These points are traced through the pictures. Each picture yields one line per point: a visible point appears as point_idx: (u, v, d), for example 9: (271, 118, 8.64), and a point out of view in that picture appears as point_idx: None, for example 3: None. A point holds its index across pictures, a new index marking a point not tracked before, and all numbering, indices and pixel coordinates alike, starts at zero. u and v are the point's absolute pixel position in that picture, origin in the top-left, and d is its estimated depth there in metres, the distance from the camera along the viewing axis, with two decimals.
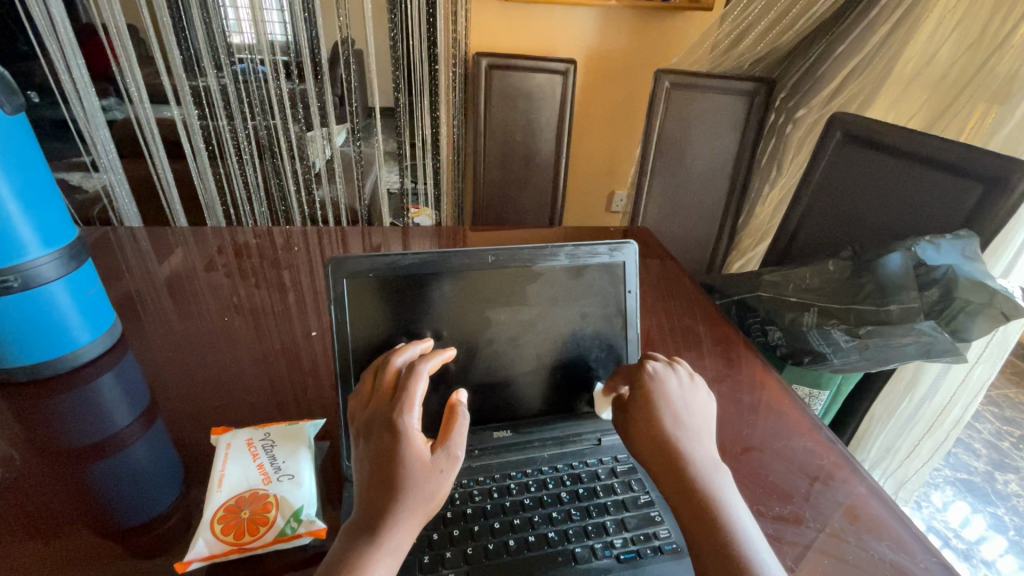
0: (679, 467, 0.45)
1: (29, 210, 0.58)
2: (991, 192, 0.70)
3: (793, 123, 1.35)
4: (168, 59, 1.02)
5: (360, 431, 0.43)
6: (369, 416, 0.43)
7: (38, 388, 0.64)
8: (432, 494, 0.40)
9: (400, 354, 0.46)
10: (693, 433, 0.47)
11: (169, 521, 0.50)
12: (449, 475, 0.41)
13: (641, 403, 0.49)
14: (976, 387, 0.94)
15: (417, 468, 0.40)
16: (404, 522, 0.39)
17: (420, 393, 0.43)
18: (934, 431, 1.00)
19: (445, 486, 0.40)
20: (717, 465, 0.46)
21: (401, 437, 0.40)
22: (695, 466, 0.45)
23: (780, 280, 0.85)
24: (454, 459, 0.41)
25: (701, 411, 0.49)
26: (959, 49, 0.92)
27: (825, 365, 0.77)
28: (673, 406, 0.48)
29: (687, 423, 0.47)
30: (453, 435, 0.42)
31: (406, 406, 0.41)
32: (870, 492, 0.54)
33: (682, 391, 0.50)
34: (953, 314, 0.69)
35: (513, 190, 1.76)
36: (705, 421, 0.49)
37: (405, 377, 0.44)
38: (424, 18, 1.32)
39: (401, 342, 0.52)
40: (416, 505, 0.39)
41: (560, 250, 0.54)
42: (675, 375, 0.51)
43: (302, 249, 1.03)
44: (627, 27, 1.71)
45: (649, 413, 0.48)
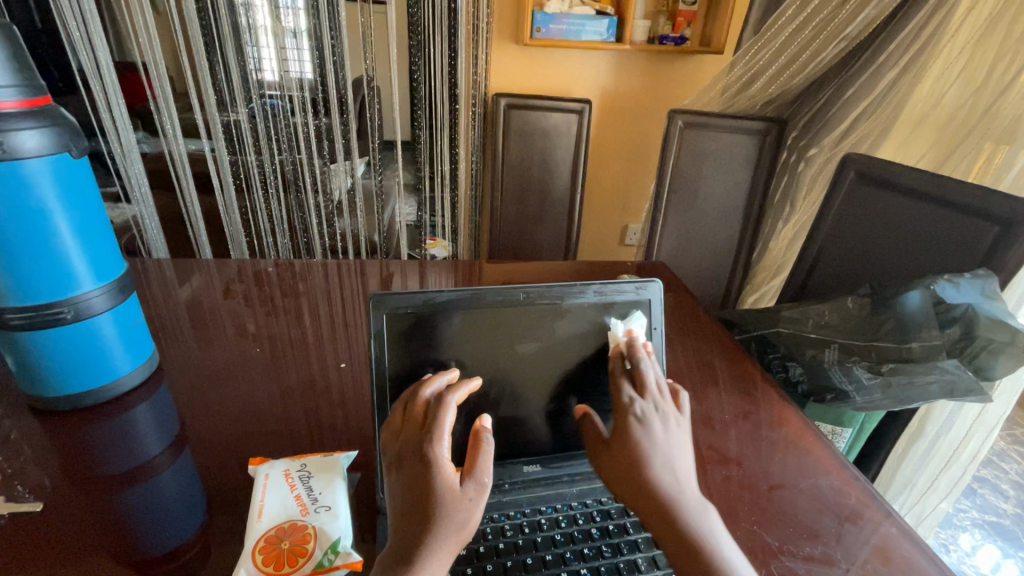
0: (667, 516, 0.44)
1: (85, 247, 0.61)
2: (1007, 233, 0.71)
3: (805, 161, 1.38)
4: (201, 97, 1.08)
5: (392, 461, 0.44)
6: (401, 447, 0.44)
7: (78, 416, 0.66)
8: (463, 524, 0.40)
9: (430, 384, 0.47)
10: (681, 481, 0.46)
11: (192, 550, 0.51)
12: (478, 505, 0.41)
13: (628, 453, 0.46)
14: (993, 423, 0.94)
15: (447, 497, 0.40)
16: (438, 553, 0.39)
17: (449, 422, 0.44)
18: (951, 467, 0.99)
19: (476, 514, 0.41)
20: (707, 505, 0.46)
21: (432, 467, 0.41)
22: (687, 510, 0.45)
23: (799, 316, 0.86)
24: (482, 486, 0.42)
25: (684, 449, 0.48)
26: (965, 93, 0.95)
27: (847, 404, 0.76)
28: (658, 453, 0.46)
29: (676, 470, 0.46)
30: (480, 463, 0.43)
31: (436, 437, 0.42)
32: (900, 532, 0.54)
33: (667, 432, 0.48)
34: (975, 352, 0.70)
35: (528, 223, 1.79)
36: (691, 460, 0.47)
37: (434, 408, 0.45)
38: (446, 62, 1.39)
39: (426, 373, 0.53)
40: (449, 533, 0.40)
41: (589, 288, 0.56)
42: (660, 414, 0.48)
43: (327, 281, 1.06)
44: (640, 69, 1.78)
45: (637, 464, 0.46)
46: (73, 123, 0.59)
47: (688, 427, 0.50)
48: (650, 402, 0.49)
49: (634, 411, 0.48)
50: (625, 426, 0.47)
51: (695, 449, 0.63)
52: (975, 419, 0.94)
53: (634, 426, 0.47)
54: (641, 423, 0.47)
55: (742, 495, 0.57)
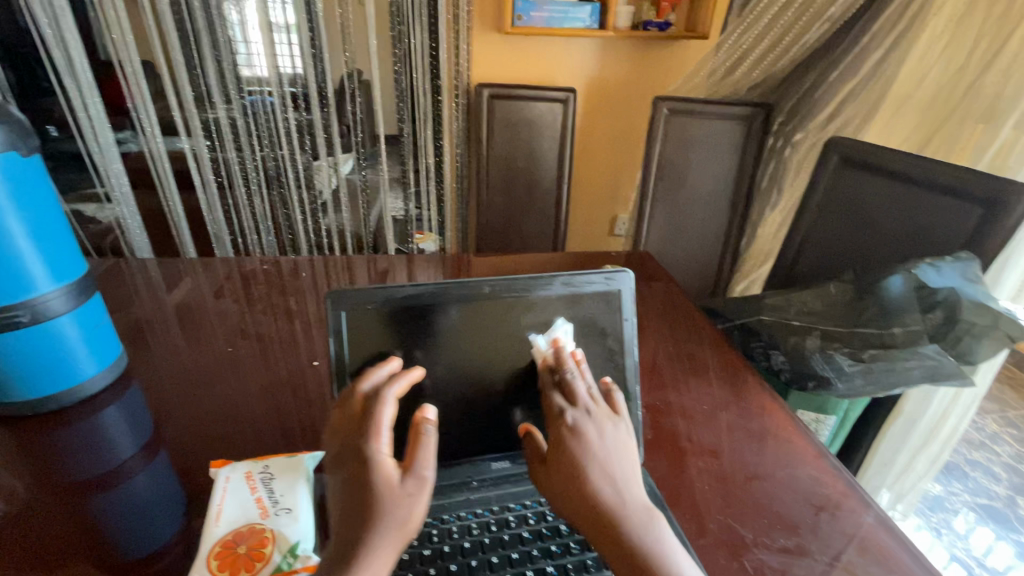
0: (609, 525, 0.41)
1: (40, 247, 0.60)
2: (990, 214, 0.70)
3: (792, 147, 1.36)
4: (178, 93, 1.06)
5: (333, 460, 0.43)
6: (341, 446, 0.43)
7: (44, 421, 0.65)
8: (406, 519, 0.39)
9: (368, 378, 0.46)
10: (623, 487, 0.43)
11: (169, 554, 0.50)
12: (420, 498, 0.39)
13: (563, 466, 0.43)
14: (969, 402, 0.94)
15: (385, 494, 0.39)
16: (379, 552, 0.38)
17: (387, 417, 0.42)
18: (930, 445, 1.00)
19: (418, 510, 0.39)
20: (653, 509, 0.42)
21: (367, 463, 0.40)
22: (626, 517, 0.41)
23: (783, 303, 0.84)
24: (424, 481, 0.40)
25: (626, 455, 0.45)
26: (947, 73, 0.94)
27: (829, 391, 0.74)
28: (597, 458, 0.43)
29: (617, 477, 0.43)
30: (420, 455, 0.41)
31: (374, 431, 0.41)
32: (878, 522, 0.53)
33: (605, 438, 0.45)
34: (958, 337, 0.69)
35: (517, 216, 1.77)
36: (633, 465, 0.44)
37: (373, 404, 0.43)
38: (427, 52, 1.37)
39: (395, 355, 0.52)
40: (391, 530, 0.38)
41: (556, 279, 0.54)
42: (594, 417, 0.46)
43: (307, 277, 1.04)
44: (626, 56, 1.75)
45: (574, 477, 0.42)
46: (23, 121, 0.58)
47: (629, 432, 0.47)
48: (582, 409, 0.46)
49: (565, 422, 0.45)
50: (557, 438, 0.44)
51: (674, 441, 0.62)
52: (952, 399, 0.94)
53: (567, 437, 0.44)
54: (574, 433, 0.44)
55: (719, 488, 0.55)
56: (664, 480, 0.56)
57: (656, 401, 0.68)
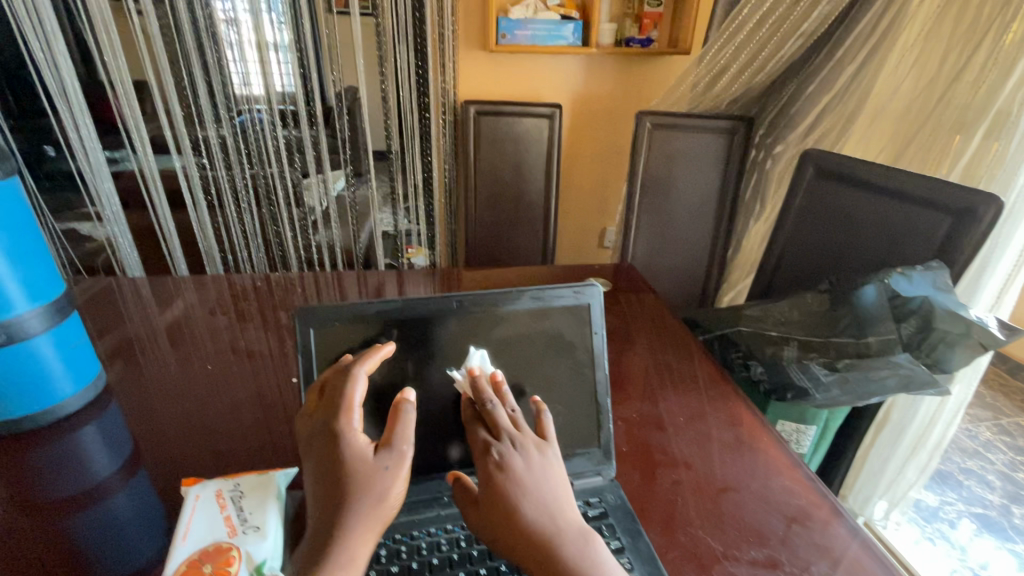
0: (545, 553, 0.41)
1: (18, 267, 0.60)
2: (960, 223, 0.71)
3: (773, 159, 1.38)
4: (170, 114, 1.07)
5: (304, 443, 0.43)
6: (310, 428, 0.43)
7: (22, 441, 0.65)
8: (383, 494, 0.39)
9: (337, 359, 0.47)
10: (555, 514, 0.43)
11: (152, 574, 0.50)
12: (396, 473, 0.40)
13: (494, 503, 0.43)
14: (955, 407, 0.93)
15: (361, 470, 0.40)
16: (357, 527, 0.38)
17: (359, 394, 0.43)
18: (918, 452, 0.99)
19: (396, 483, 0.40)
20: (587, 530, 0.43)
21: (340, 440, 0.40)
22: (560, 542, 0.42)
23: (761, 315, 0.84)
24: (402, 455, 0.41)
25: (556, 481, 0.44)
26: (919, 85, 0.96)
27: (808, 401, 0.74)
28: (526, 492, 0.43)
29: (549, 505, 0.43)
30: (397, 431, 0.42)
31: (346, 409, 0.42)
32: (850, 532, 0.53)
33: (533, 468, 0.44)
34: (933, 345, 0.70)
35: (505, 231, 1.78)
36: (564, 491, 0.44)
37: (343, 382, 0.44)
38: (414, 70, 1.39)
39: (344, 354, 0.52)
40: (369, 505, 0.39)
41: (524, 293, 0.55)
42: (521, 449, 0.44)
43: (292, 292, 1.05)
44: (611, 72, 1.78)
45: (504, 513, 0.42)
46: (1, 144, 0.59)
47: (557, 455, 0.46)
48: (508, 442, 0.44)
49: (490, 457, 0.44)
50: (485, 473, 0.43)
51: (649, 453, 0.62)
52: (937, 404, 0.94)
53: (495, 472, 0.43)
54: (501, 468, 0.43)
55: (691, 500, 0.56)
56: (638, 493, 0.56)
57: (633, 413, 0.69)
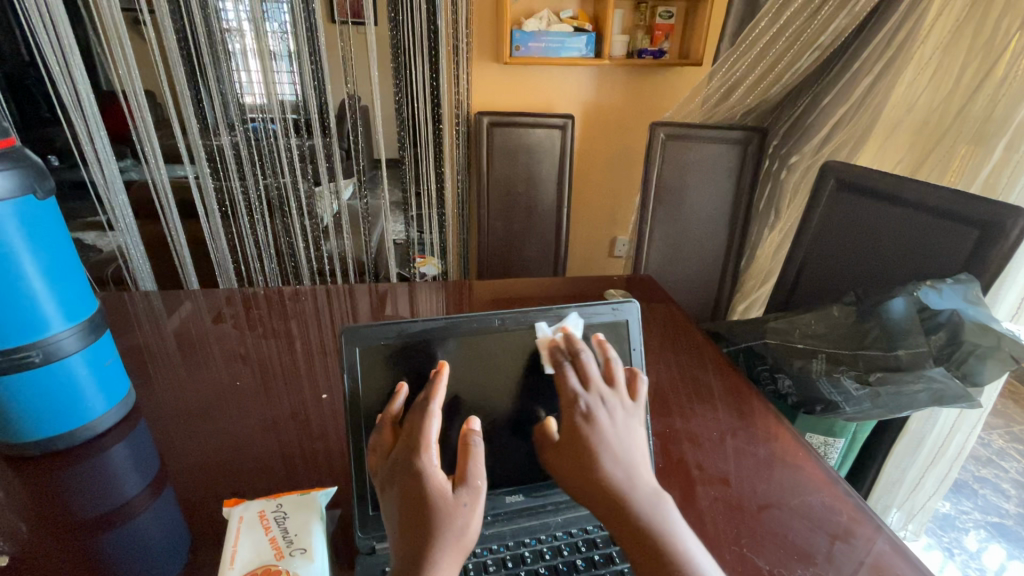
0: (621, 510, 0.44)
1: (54, 288, 0.60)
2: (987, 236, 0.71)
3: (787, 169, 1.39)
4: (184, 123, 1.07)
5: (384, 478, 0.44)
6: (391, 463, 0.44)
7: (52, 460, 0.65)
8: (464, 530, 0.40)
9: (397, 399, 0.49)
10: (633, 473, 0.45)
11: None
12: (474, 509, 0.41)
13: (576, 453, 0.46)
14: (975, 419, 0.92)
15: (442, 505, 0.41)
16: (442, 563, 0.39)
17: (435, 430, 0.44)
18: (937, 463, 0.99)
19: (473, 520, 0.41)
20: (662, 493, 0.45)
21: (422, 476, 0.42)
22: (636, 502, 0.44)
23: (785, 326, 0.85)
24: (477, 491, 0.42)
25: (636, 442, 0.47)
26: (936, 98, 0.97)
27: (838, 414, 0.75)
28: (609, 446, 0.45)
29: (628, 462, 0.45)
30: (471, 467, 0.43)
31: (423, 447, 0.43)
32: (893, 548, 0.53)
33: (617, 425, 0.47)
34: (963, 358, 0.69)
35: (516, 241, 1.78)
36: (641, 452, 0.47)
37: (417, 419, 0.45)
38: (428, 82, 1.40)
39: (402, 381, 0.52)
40: (450, 542, 0.40)
41: (564, 311, 0.55)
42: (608, 405, 0.47)
43: (312, 304, 1.04)
44: (621, 83, 1.80)
45: (586, 463, 0.45)
46: (38, 163, 0.59)
47: (641, 416, 0.49)
48: (596, 397, 0.47)
49: (578, 407, 0.47)
50: (571, 423, 0.46)
51: (686, 469, 0.62)
52: (956, 416, 0.93)
53: (581, 424, 0.46)
54: (588, 420, 0.46)
55: (731, 516, 0.56)
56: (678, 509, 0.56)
57: (666, 428, 0.69)
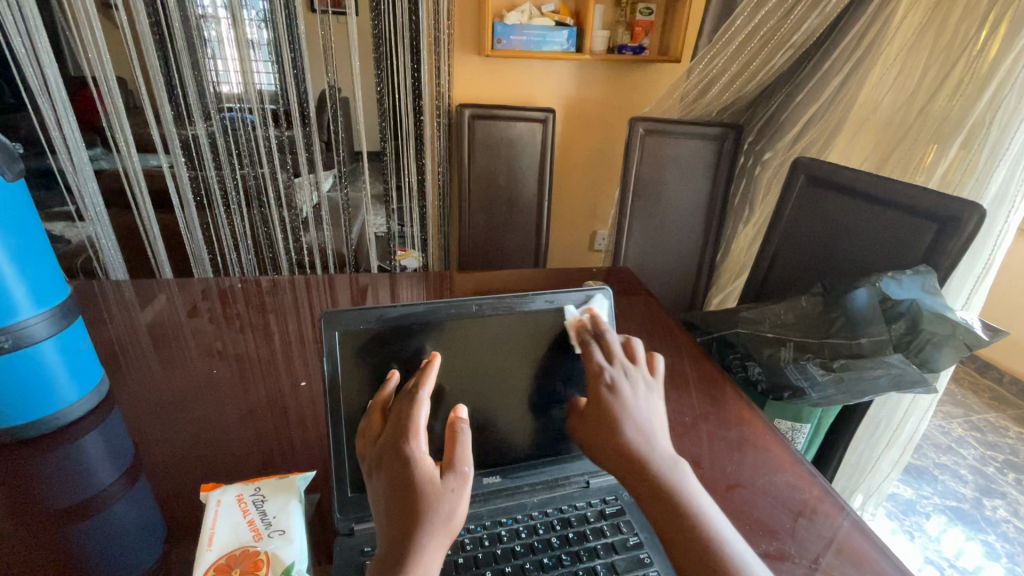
0: (640, 469, 0.50)
1: (23, 273, 0.59)
2: (944, 230, 0.74)
3: (761, 165, 1.42)
4: (157, 110, 1.04)
5: (371, 464, 0.45)
6: (378, 449, 0.45)
7: (20, 449, 0.64)
8: (450, 515, 0.41)
9: (389, 384, 0.50)
10: (653, 440, 0.51)
11: None
12: (461, 493, 0.42)
13: (602, 419, 0.52)
14: (927, 406, 0.97)
15: (429, 491, 0.41)
16: (428, 547, 0.40)
17: (423, 417, 0.45)
18: (892, 446, 1.04)
19: (460, 504, 0.42)
20: (678, 460, 0.51)
21: (411, 462, 0.42)
22: (656, 463, 0.50)
23: (756, 316, 0.88)
24: (464, 477, 0.43)
25: (654, 414, 0.53)
26: (900, 98, 1.01)
27: (804, 400, 0.77)
28: (630, 415, 0.52)
29: (648, 430, 0.52)
30: (458, 454, 0.44)
31: (412, 434, 0.44)
32: (853, 525, 0.56)
33: (638, 396, 0.53)
34: (920, 346, 0.73)
35: (497, 233, 1.79)
36: (660, 421, 0.53)
37: (405, 406, 0.46)
38: (409, 73, 1.39)
39: (393, 370, 0.53)
40: (437, 526, 0.41)
41: (539, 296, 0.58)
42: (629, 378, 0.54)
43: (290, 295, 1.04)
44: (602, 78, 1.81)
45: (611, 429, 0.52)
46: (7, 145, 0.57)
47: (660, 391, 0.56)
48: (619, 369, 0.54)
49: (604, 379, 0.53)
50: (597, 394, 0.53)
51: None
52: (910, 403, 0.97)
53: (606, 393, 0.53)
54: (612, 391, 0.53)
55: None
56: None
57: None
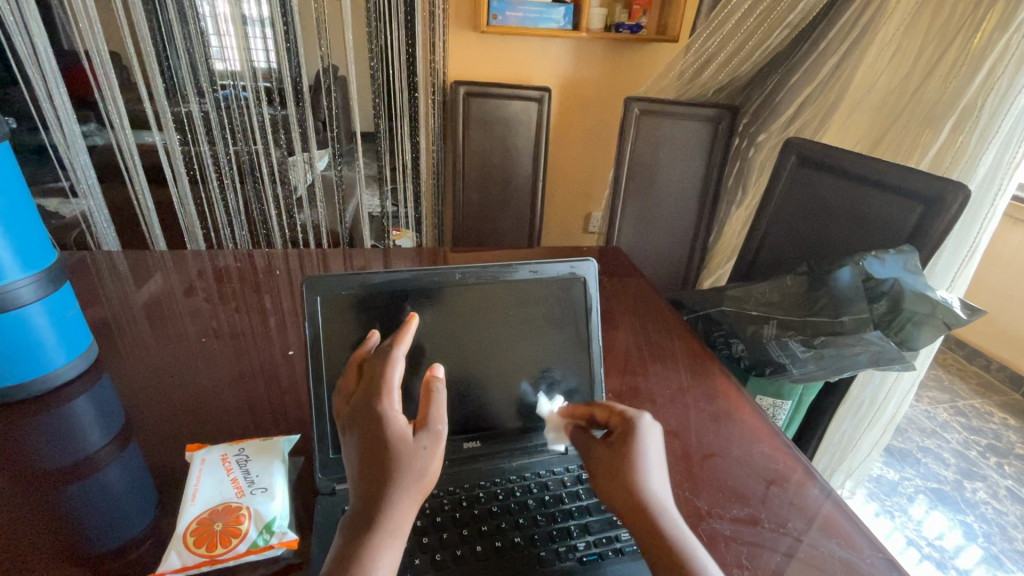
0: (636, 505, 0.48)
1: (9, 236, 0.59)
2: (930, 210, 0.75)
3: (755, 147, 1.42)
4: (149, 86, 1.01)
5: (345, 422, 0.45)
6: (351, 407, 0.45)
7: (12, 410, 0.65)
8: (422, 472, 0.43)
9: (368, 342, 0.51)
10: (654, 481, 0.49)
11: (141, 542, 0.50)
12: (433, 452, 0.44)
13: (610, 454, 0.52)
14: (909, 386, 0.99)
15: (402, 448, 0.42)
16: (399, 503, 0.41)
17: (396, 376, 0.46)
18: (873, 426, 1.06)
19: (432, 461, 0.43)
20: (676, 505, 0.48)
21: (383, 419, 0.43)
22: (666, 518, 0.47)
23: (742, 294, 0.88)
24: (437, 435, 0.44)
25: (660, 454, 0.52)
26: (895, 79, 1.00)
27: (785, 375, 0.81)
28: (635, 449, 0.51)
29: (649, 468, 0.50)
30: (432, 413, 0.45)
31: (385, 392, 0.44)
32: (823, 494, 0.57)
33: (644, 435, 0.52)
34: (901, 324, 0.74)
35: (491, 213, 1.79)
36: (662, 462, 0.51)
37: (380, 365, 0.46)
38: (404, 49, 1.40)
39: (374, 330, 0.53)
40: (409, 484, 0.42)
41: (522, 266, 0.58)
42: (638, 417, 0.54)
43: (282, 270, 1.04)
44: (599, 57, 1.80)
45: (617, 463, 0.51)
46: None
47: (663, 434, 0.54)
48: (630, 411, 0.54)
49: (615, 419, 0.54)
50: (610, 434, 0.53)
51: None
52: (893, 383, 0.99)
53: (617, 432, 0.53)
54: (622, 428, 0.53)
55: (679, 465, 0.59)
56: None
57: (623, 386, 0.72)
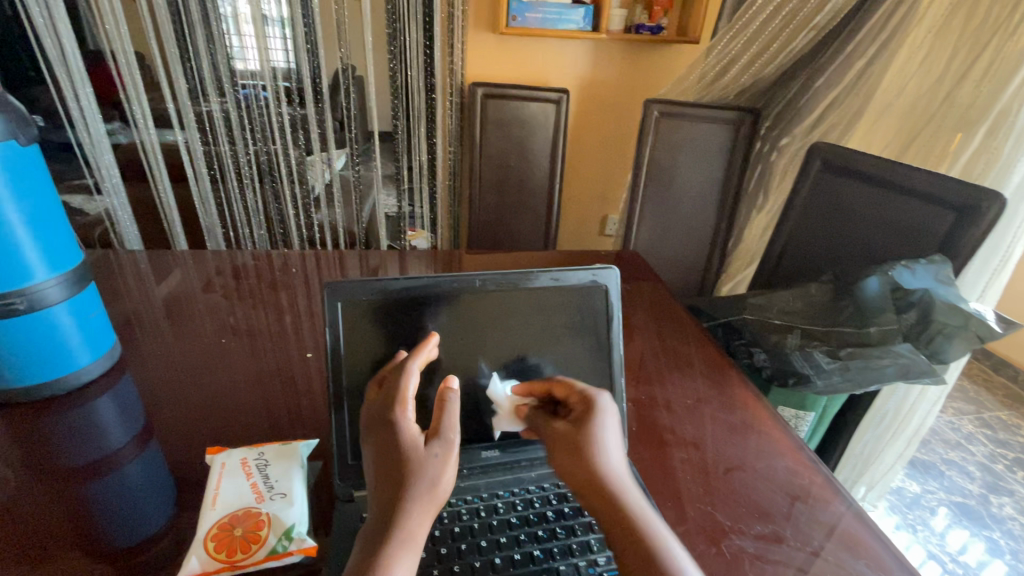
0: (592, 484, 0.45)
1: (38, 237, 0.61)
2: (962, 218, 0.72)
3: (778, 151, 1.40)
4: (173, 87, 1.05)
5: (364, 435, 0.46)
6: (368, 420, 0.46)
7: (38, 407, 0.66)
8: (436, 480, 0.42)
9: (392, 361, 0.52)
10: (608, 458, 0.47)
11: (160, 541, 0.51)
12: (447, 459, 0.43)
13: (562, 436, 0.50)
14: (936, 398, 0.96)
15: (413, 456, 0.42)
16: (413, 512, 0.40)
17: (411, 386, 0.47)
18: (896, 438, 1.03)
19: (446, 469, 0.42)
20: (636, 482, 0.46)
21: (395, 427, 0.44)
22: (626, 494, 0.44)
23: (764, 303, 0.87)
24: (449, 443, 0.44)
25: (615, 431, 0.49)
26: (925, 83, 0.98)
27: (808, 388, 0.76)
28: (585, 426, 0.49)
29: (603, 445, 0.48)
30: (445, 422, 0.45)
31: (400, 401, 0.45)
32: (850, 512, 0.55)
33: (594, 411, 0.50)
34: (930, 336, 0.72)
35: (507, 215, 1.78)
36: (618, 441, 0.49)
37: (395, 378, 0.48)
38: (422, 47, 1.38)
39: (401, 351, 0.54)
40: (423, 491, 0.41)
41: (544, 273, 0.57)
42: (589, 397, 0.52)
43: (300, 271, 1.05)
44: (618, 59, 1.78)
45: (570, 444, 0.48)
46: (21, 110, 0.59)
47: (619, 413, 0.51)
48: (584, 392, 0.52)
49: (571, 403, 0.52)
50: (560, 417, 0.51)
51: (659, 434, 0.64)
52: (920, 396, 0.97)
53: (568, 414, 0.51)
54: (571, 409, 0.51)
55: (699, 478, 0.58)
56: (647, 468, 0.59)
57: (642, 395, 0.71)
